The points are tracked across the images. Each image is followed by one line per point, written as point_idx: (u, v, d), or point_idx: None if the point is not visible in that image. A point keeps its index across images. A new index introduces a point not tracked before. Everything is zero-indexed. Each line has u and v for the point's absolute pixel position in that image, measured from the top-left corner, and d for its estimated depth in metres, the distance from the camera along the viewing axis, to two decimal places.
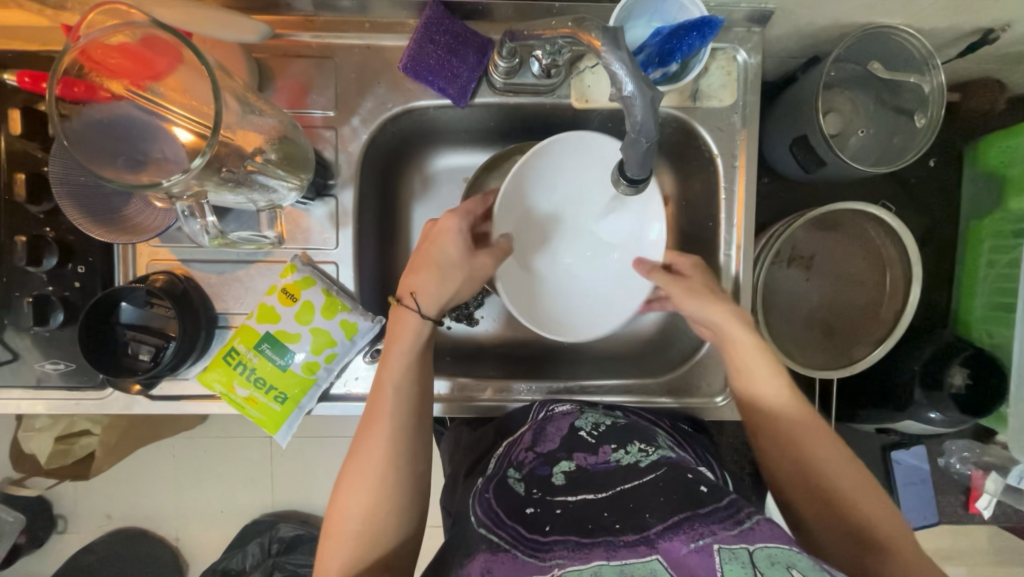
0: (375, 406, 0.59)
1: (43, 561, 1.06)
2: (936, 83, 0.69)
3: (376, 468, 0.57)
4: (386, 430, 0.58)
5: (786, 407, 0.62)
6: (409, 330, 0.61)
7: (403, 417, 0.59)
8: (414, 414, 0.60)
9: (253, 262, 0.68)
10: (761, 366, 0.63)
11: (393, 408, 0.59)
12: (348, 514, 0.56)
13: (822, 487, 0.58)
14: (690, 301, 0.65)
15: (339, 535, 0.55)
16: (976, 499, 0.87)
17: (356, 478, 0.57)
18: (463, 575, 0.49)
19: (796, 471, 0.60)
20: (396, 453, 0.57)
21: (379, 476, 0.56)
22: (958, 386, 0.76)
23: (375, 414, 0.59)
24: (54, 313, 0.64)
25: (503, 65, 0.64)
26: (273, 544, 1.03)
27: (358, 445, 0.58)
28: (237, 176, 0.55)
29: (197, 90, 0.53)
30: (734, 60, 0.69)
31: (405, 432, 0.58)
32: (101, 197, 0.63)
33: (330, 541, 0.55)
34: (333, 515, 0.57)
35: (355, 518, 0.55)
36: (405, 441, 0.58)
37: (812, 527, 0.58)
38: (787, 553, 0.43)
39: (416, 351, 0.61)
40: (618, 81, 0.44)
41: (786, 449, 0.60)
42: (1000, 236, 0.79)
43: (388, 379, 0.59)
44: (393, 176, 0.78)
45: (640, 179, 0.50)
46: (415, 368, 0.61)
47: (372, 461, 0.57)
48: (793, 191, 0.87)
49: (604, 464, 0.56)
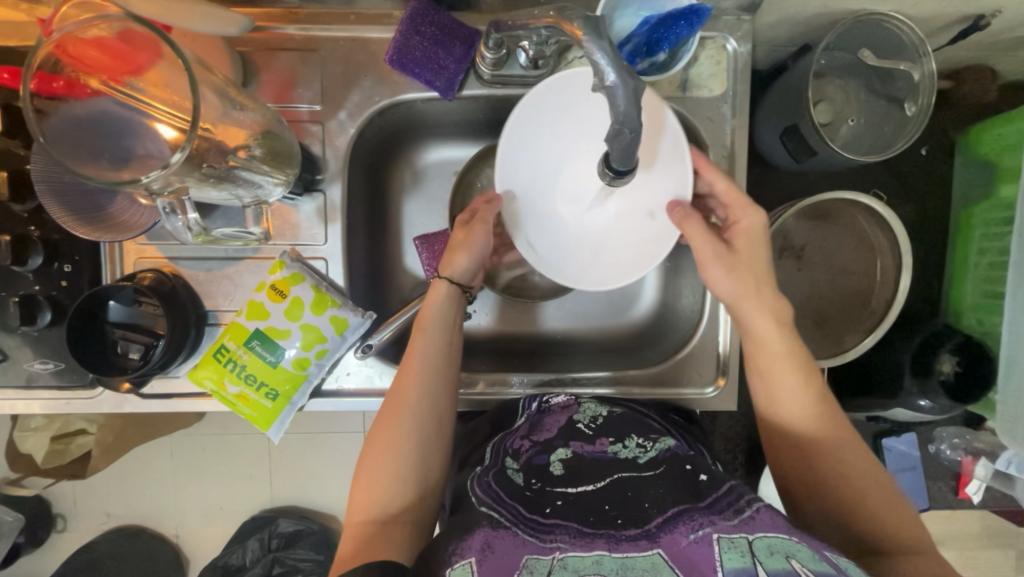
0: (412, 352, 0.60)
1: (44, 559, 1.07)
2: (926, 70, 0.69)
3: (414, 411, 0.57)
4: (424, 374, 0.59)
5: (806, 409, 0.57)
6: (444, 285, 0.63)
7: (441, 364, 0.60)
8: (450, 366, 0.61)
9: (242, 258, 0.68)
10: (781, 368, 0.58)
11: (430, 355, 0.60)
12: (385, 455, 0.55)
13: (830, 485, 0.55)
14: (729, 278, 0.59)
15: (372, 477, 0.55)
16: (966, 484, 0.89)
17: (390, 421, 0.57)
18: (461, 547, 0.47)
19: (807, 467, 0.57)
20: (433, 399, 0.58)
21: (416, 420, 0.57)
22: (948, 373, 0.77)
23: (411, 365, 0.60)
24: (40, 313, 0.64)
25: (490, 56, 0.64)
26: (272, 539, 1.03)
27: (395, 389, 0.59)
28: (218, 171, 0.54)
29: (175, 84, 0.51)
30: (723, 49, 0.69)
31: (442, 378, 0.60)
32: (85, 195, 0.62)
33: (364, 484, 0.55)
34: (367, 459, 0.56)
35: (389, 460, 0.55)
36: (438, 391, 0.59)
37: (814, 521, 0.57)
38: (786, 542, 0.43)
39: (450, 304, 0.63)
40: (600, 71, 0.43)
41: (805, 454, 0.57)
42: (990, 224, 0.79)
43: (426, 328, 0.61)
44: (382, 170, 0.77)
45: (625, 170, 0.51)
46: (450, 320, 0.62)
47: (409, 405, 0.57)
48: (785, 181, 0.87)
49: (600, 453, 0.57)
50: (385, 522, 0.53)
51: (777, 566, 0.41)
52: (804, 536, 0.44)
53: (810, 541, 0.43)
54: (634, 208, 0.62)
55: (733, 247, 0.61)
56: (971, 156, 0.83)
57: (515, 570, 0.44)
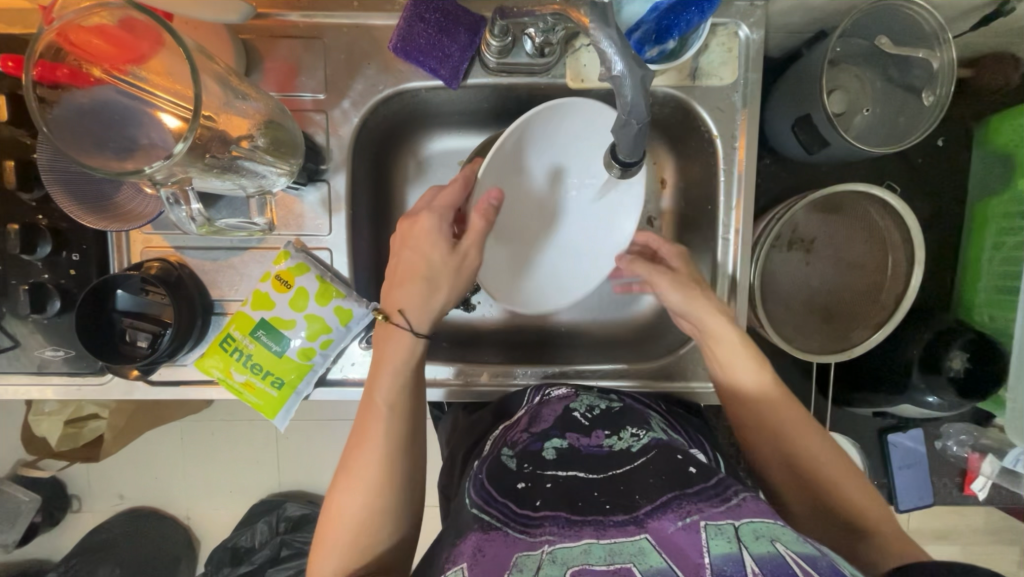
0: (368, 422, 0.59)
1: (61, 538, 1.10)
2: (947, 57, 0.67)
3: (366, 486, 0.57)
4: (377, 449, 0.58)
5: (776, 398, 0.63)
6: (403, 346, 0.60)
7: (394, 438, 0.59)
8: (408, 434, 0.60)
9: (247, 248, 0.68)
10: (745, 362, 0.64)
11: (384, 428, 0.58)
12: (340, 526, 0.56)
13: (807, 474, 0.59)
14: (675, 295, 0.66)
15: (331, 543, 0.56)
16: (972, 481, 0.87)
17: (348, 490, 0.57)
18: (453, 554, 0.49)
19: (779, 457, 0.61)
20: (387, 472, 0.57)
21: (368, 493, 0.56)
22: (958, 369, 0.75)
23: (368, 432, 0.59)
24: (51, 301, 0.65)
25: (495, 43, 0.62)
26: (280, 523, 1.05)
27: (351, 460, 0.58)
28: (221, 162, 0.54)
29: (178, 72, 0.51)
30: (734, 36, 0.67)
31: (395, 452, 0.58)
32: (91, 184, 0.62)
33: (323, 548, 0.56)
34: (325, 525, 0.57)
35: (348, 530, 0.56)
36: (397, 460, 0.58)
37: (798, 513, 0.60)
38: (770, 526, 0.43)
39: (407, 371, 0.61)
40: (607, 60, 0.43)
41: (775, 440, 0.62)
42: (1005, 218, 0.77)
43: (381, 400, 0.59)
44: (388, 160, 0.77)
45: (632, 161, 0.50)
46: (407, 390, 0.60)
47: (363, 479, 0.57)
48: (796, 172, 0.85)
49: (596, 448, 0.57)
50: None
51: (761, 550, 0.41)
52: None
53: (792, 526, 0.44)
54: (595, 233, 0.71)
55: (672, 266, 0.69)
56: (990, 148, 0.80)
57: (506, 569, 0.44)
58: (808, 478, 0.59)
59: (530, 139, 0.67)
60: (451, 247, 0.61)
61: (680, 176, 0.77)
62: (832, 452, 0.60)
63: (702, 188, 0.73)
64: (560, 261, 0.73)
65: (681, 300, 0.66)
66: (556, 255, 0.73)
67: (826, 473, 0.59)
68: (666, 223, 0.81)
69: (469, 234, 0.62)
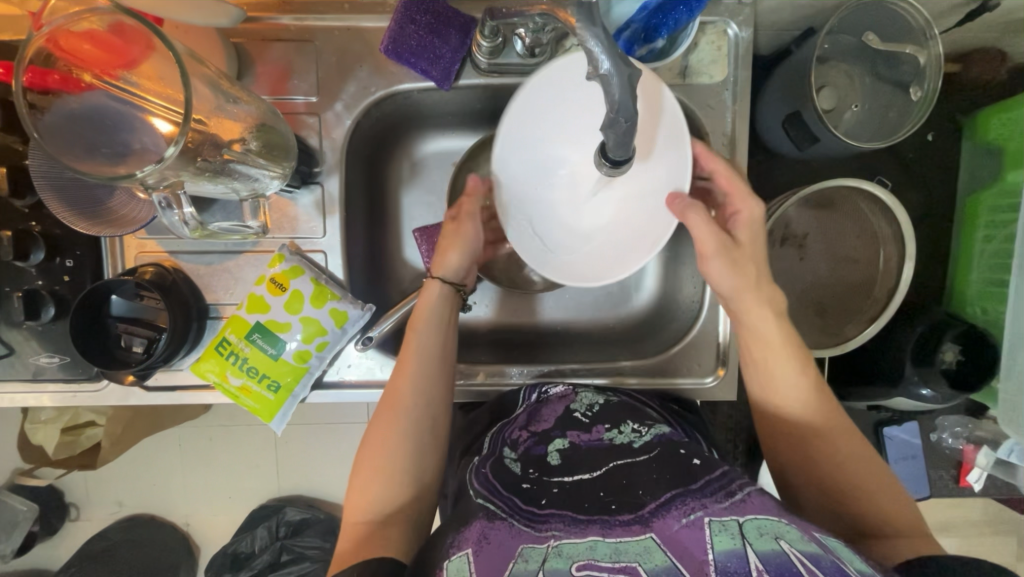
0: (403, 354, 0.61)
1: (59, 547, 1.09)
2: (933, 53, 0.68)
3: (405, 412, 0.58)
4: (413, 375, 0.59)
5: (803, 393, 0.58)
6: (436, 288, 0.63)
7: (430, 364, 0.60)
8: (445, 363, 0.61)
9: (241, 252, 0.68)
10: (779, 360, 0.59)
11: (420, 356, 0.60)
12: (378, 457, 0.56)
13: (821, 467, 0.56)
14: (725, 273, 0.61)
15: (372, 474, 0.56)
16: (967, 472, 0.88)
17: (388, 417, 0.58)
18: (458, 539, 0.49)
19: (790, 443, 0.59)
20: (425, 399, 0.59)
21: (407, 419, 0.57)
22: (951, 362, 0.76)
23: (405, 361, 0.60)
24: (45, 307, 0.65)
25: (486, 44, 0.63)
26: (280, 527, 1.05)
27: (388, 391, 0.59)
28: (214, 165, 0.54)
29: (169, 78, 0.51)
30: (724, 35, 0.67)
31: (430, 379, 0.59)
32: (85, 190, 0.62)
33: (360, 484, 0.56)
34: (361, 462, 0.57)
35: (388, 458, 0.56)
36: (434, 387, 0.59)
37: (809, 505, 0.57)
38: (776, 524, 0.43)
39: (440, 306, 0.63)
40: (594, 59, 0.43)
41: (802, 445, 0.58)
42: (997, 210, 0.77)
43: (416, 332, 0.61)
44: (381, 161, 0.77)
45: (622, 159, 0.51)
46: (441, 322, 0.62)
47: (402, 406, 0.58)
48: (789, 168, 0.86)
49: (596, 442, 0.57)
50: (377, 525, 0.53)
51: (766, 547, 0.41)
52: (793, 518, 0.44)
53: (798, 522, 0.44)
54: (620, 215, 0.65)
55: (739, 240, 0.63)
56: (978, 142, 0.81)
57: (511, 558, 0.45)
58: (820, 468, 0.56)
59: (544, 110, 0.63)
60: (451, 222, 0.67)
61: None
62: (855, 449, 0.56)
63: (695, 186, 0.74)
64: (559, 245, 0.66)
65: (732, 284, 0.61)
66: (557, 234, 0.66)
67: (843, 468, 0.56)
68: None
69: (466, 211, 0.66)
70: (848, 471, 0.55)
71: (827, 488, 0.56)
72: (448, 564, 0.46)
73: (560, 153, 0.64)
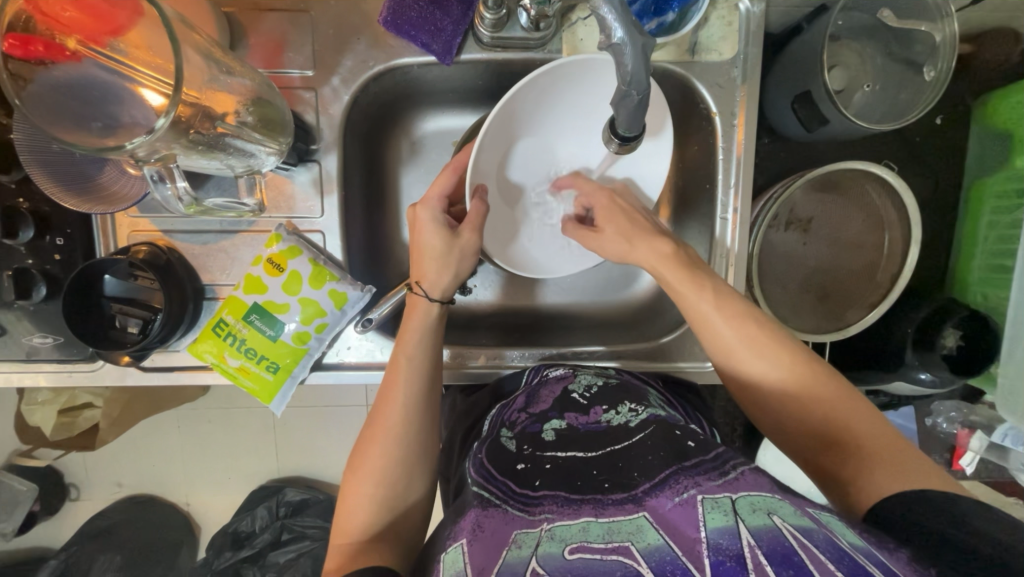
0: (391, 378, 0.59)
1: (59, 526, 1.09)
2: (948, 32, 0.68)
3: (391, 438, 0.56)
4: (401, 403, 0.58)
5: (730, 323, 0.55)
6: (426, 311, 0.61)
7: (415, 391, 0.58)
8: (433, 390, 0.60)
9: (237, 231, 0.67)
10: (684, 278, 0.56)
11: (406, 382, 0.59)
12: (359, 481, 0.55)
13: (767, 383, 0.54)
14: (623, 238, 0.61)
15: (357, 498, 0.54)
16: (960, 456, 0.88)
17: (374, 444, 0.56)
18: (452, 533, 0.49)
19: (729, 378, 0.57)
20: (409, 424, 0.57)
21: (390, 447, 0.56)
22: (951, 347, 0.77)
23: (391, 384, 0.59)
24: (37, 287, 0.63)
25: (490, 16, 0.61)
26: (280, 507, 1.05)
27: (375, 416, 0.58)
28: (207, 138, 0.53)
29: (159, 45, 0.49)
30: (735, 9, 0.66)
31: (420, 405, 0.58)
32: (74, 166, 0.61)
33: (344, 509, 0.55)
34: (347, 480, 0.56)
35: (371, 483, 0.55)
36: (421, 412, 0.58)
37: (780, 426, 0.54)
38: (767, 499, 0.42)
39: (431, 332, 0.61)
40: (607, 27, 0.42)
41: (736, 360, 0.55)
42: (1002, 196, 0.77)
43: (402, 353, 0.60)
44: (380, 139, 0.74)
45: (631, 135, 0.52)
46: (429, 346, 0.61)
47: (387, 433, 0.56)
48: (794, 151, 0.84)
49: (594, 424, 0.57)
50: (364, 545, 0.52)
51: (758, 523, 0.40)
52: (787, 495, 0.44)
53: (791, 499, 0.43)
54: (540, 146, 0.69)
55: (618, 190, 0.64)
56: (987, 125, 0.80)
57: (505, 545, 0.44)
58: (769, 402, 0.54)
59: (593, 78, 0.65)
60: (453, 233, 0.62)
61: (678, 154, 0.75)
62: (788, 354, 0.53)
63: (701, 168, 0.72)
64: (500, 137, 0.66)
65: (628, 231, 0.61)
66: (505, 135, 0.67)
67: (793, 384, 0.52)
68: (664, 203, 0.78)
69: (468, 220, 0.62)
70: (790, 392, 0.52)
71: (782, 417, 0.53)
72: (444, 559, 0.46)
73: (586, 95, 0.66)
